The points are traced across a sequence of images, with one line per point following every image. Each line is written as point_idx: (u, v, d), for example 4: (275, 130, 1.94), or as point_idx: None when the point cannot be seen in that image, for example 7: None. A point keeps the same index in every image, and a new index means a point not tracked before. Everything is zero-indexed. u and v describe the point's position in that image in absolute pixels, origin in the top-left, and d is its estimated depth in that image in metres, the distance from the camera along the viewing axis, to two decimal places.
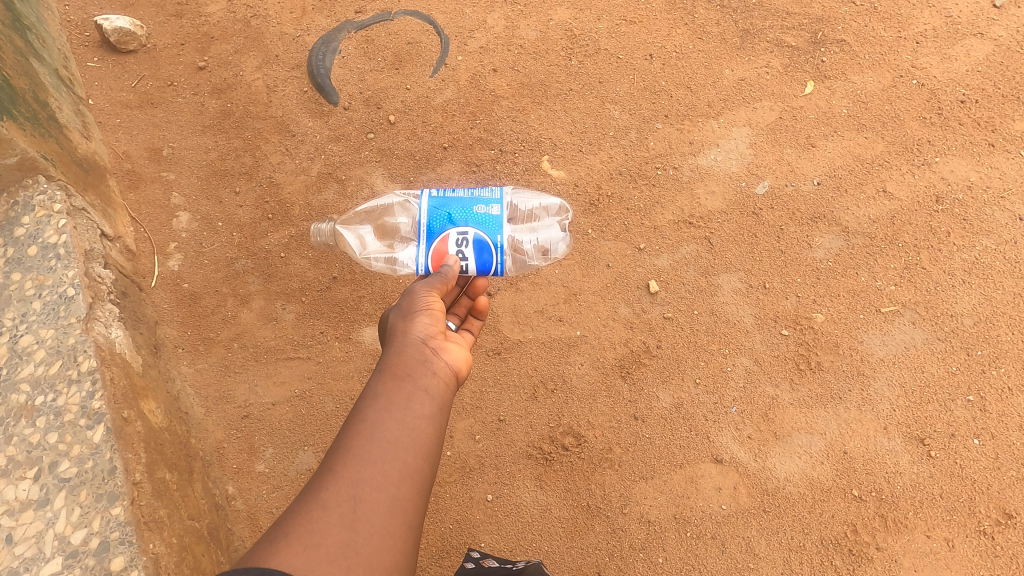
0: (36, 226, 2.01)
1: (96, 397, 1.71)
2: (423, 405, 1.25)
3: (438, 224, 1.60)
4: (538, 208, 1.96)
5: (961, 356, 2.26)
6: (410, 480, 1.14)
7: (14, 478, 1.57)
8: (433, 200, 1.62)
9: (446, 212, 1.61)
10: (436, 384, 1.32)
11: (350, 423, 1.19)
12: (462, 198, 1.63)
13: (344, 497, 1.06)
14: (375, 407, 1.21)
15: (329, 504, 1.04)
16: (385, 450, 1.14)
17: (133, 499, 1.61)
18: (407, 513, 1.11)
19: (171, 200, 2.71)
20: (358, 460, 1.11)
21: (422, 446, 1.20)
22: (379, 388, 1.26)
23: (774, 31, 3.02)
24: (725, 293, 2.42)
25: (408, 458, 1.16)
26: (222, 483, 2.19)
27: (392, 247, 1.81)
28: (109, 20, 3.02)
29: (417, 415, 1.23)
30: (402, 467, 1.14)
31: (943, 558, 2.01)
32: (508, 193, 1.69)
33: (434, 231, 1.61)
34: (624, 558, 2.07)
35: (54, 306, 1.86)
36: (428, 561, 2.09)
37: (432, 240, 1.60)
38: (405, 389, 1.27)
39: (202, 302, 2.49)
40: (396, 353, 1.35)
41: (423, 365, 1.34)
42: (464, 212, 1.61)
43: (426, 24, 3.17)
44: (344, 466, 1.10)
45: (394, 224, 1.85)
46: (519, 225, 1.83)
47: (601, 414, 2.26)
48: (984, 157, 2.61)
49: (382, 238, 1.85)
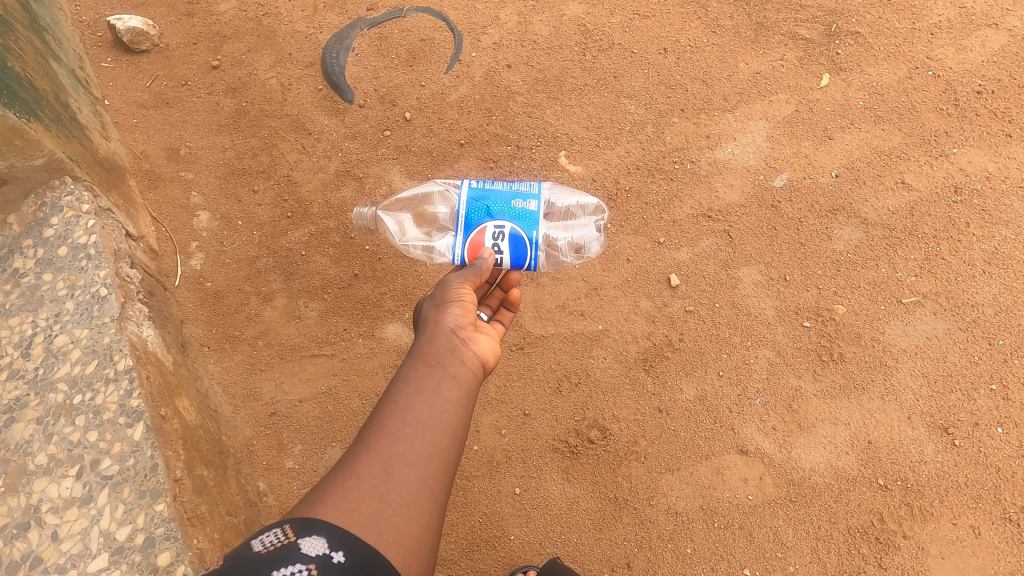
0: (64, 227, 2.02)
1: (134, 396, 1.73)
2: (451, 390, 1.26)
3: (476, 216, 1.63)
4: (574, 208, 2.04)
5: (983, 346, 2.28)
6: (438, 459, 1.15)
7: (56, 476, 1.58)
8: (473, 191, 1.65)
9: (485, 205, 1.63)
10: (464, 372, 1.33)
11: (383, 403, 1.21)
12: (501, 191, 1.65)
13: (376, 469, 1.08)
14: (406, 390, 1.22)
15: (362, 475, 1.06)
16: (415, 430, 1.16)
17: (175, 495, 1.63)
18: (435, 490, 1.12)
19: (191, 200, 2.72)
20: (390, 436, 1.13)
21: (450, 428, 1.21)
22: (410, 372, 1.27)
23: (789, 24, 3.03)
24: (747, 285, 2.44)
25: (437, 438, 1.17)
26: (253, 479, 2.20)
27: (430, 234, 1.90)
28: (122, 20, 3.03)
29: (446, 400, 1.24)
30: (431, 446, 1.16)
31: (969, 545, 2.03)
32: (546, 188, 1.71)
33: (472, 223, 1.64)
34: (653, 549, 2.09)
35: (88, 306, 1.88)
36: (459, 554, 2.12)
37: (470, 231, 1.63)
38: (435, 374, 1.28)
39: (225, 301, 2.51)
40: (427, 341, 1.36)
41: (452, 354, 1.35)
42: (503, 205, 1.63)
43: (439, 21, 3.17)
44: (377, 441, 1.12)
45: (433, 213, 1.95)
46: (554, 223, 1.90)
47: (625, 407, 2.28)
48: (1001, 147, 2.62)
49: (421, 225, 1.94)
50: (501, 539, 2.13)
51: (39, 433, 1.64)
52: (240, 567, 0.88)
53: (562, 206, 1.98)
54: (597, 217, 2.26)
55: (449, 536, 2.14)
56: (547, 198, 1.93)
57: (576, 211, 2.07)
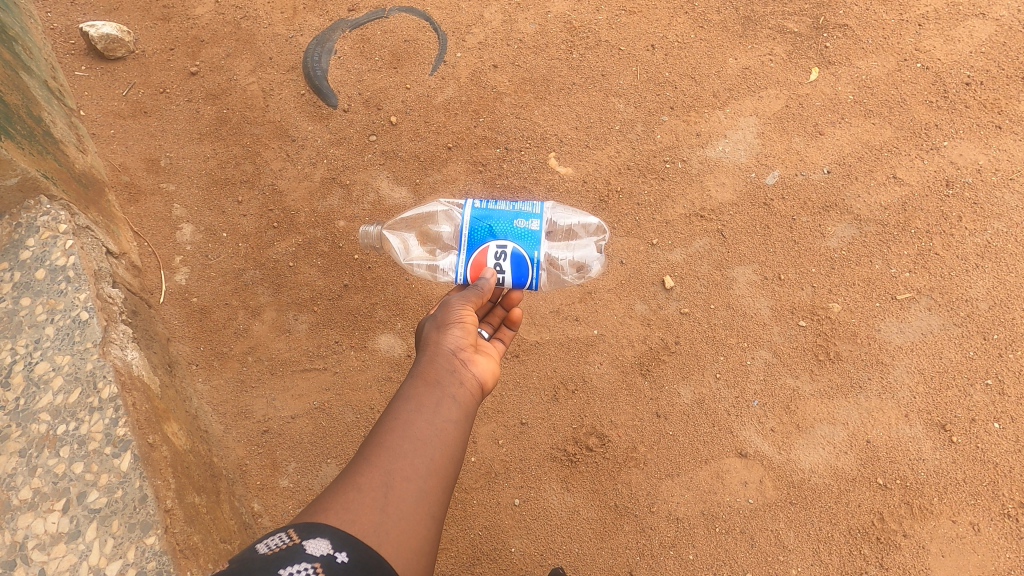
0: (41, 248, 1.95)
1: (121, 424, 1.69)
2: (451, 410, 1.23)
3: (478, 236, 1.60)
4: (575, 227, 2.07)
5: (978, 341, 2.28)
6: (437, 476, 1.12)
7: (41, 511, 1.55)
8: (476, 211, 1.62)
9: (488, 225, 1.60)
10: (464, 393, 1.29)
11: (383, 420, 1.17)
12: (503, 211, 1.61)
13: (376, 482, 1.05)
14: (407, 407, 1.19)
15: (363, 487, 1.03)
16: (416, 446, 1.12)
17: (166, 526, 1.60)
18: (433, 506, 1.08)
19: (173, 212, 2.65)
20: (390, 452, 1.10)
21: (449, 446, 1.17)
22: (410, 390, 1.24)
23: (776, 17, 2.99)
24: (741, 285, 2.42)
25: (436, 454, 1.14)
26: (247, 500, 2.16)
27: (434, 253, 1.89)
28: (95, 27, 2.93)
29: (446, 419, 1.20)
30: (430, 462, 1.12)
31: (969, 542, 2.03)
32: (549, 206, 1.66)
33: (474, 243, 1.61)
34: (655, 557, 2.08)
35: (69, 332, 1.82)
36: (459, 568, 2.09)
37: (472, 251, 1.60)
38: (436, 393, 1.24)
39: (213, 316, 2.45)
40: (427, 361, 1.33)
41: (452, 375, 1.31)
42: (506, 226, 1.60)
43: (422, 21, 3.10)
44: (377, 455, 1.09)
45: (437, 232, 1.94)
46: (556, 242, 1.92)
47: (623, 413, 2.25)
48: (992, 139, 2.61)
49: (424, 243, 1.93)
50: (502, 552, 2.11)
51: (23, 466, 1.60)
52: (245, 568, 0.86)
53: (564, 226, 2.02)
54: (599, 236, 2.28)
55: (449, 550, 2.12)
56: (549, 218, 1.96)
57: (578, 230, 2.10)
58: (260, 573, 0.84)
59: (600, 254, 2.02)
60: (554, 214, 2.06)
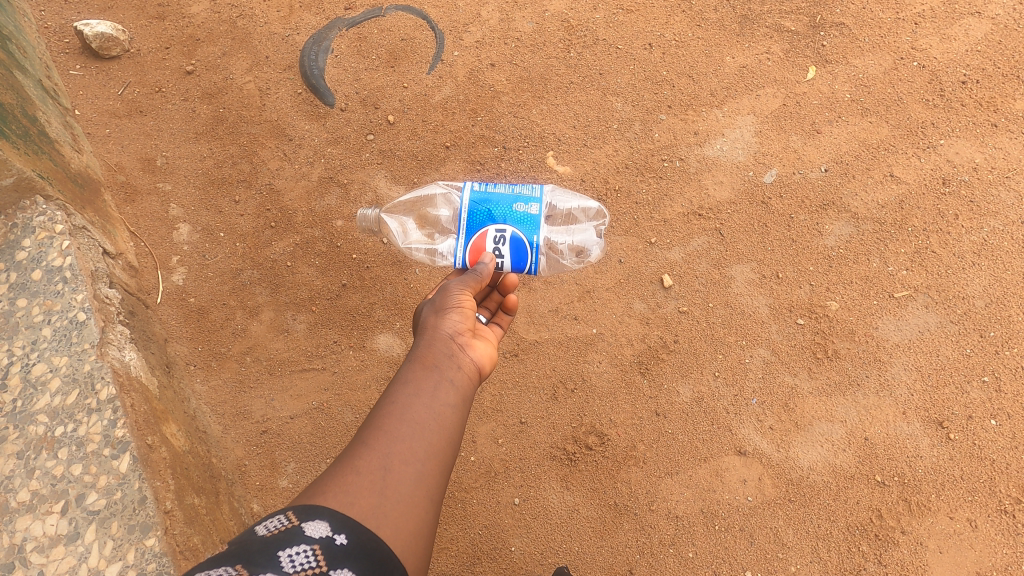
0: (38, 248, 1.94)
1: (119, 425, 1.68)
2: (449, 394, 1.22)
3: (477, 219, 1.61)
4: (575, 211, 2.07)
5: (975, 338, 2.29)
6: (435, 459, 1.11)
7: (40, 513, 1.55)
8: (474, 195, 1.62)
9: (486, 209, 1.60)
10: (462, 377, 1.29)
11: (381, 404, 1.17)
12: (502, 195, 1.61)
13: (375, 465, 1.04)
14: (404, 391, 1.18)
15: (361, 471, 1.03)
16: (414, 430, 1.12)
17: (166, 528, 1.59)
18: (431, 490, 1.08)
19: (170, 212, 2.64)
20: (388, 435, 1.09)
21: (448, 431, 1.17)
22: (409, 374, 1.23)
23: (773, 15, 3.00)
24: (739, 284, 2.42)
25: (434, 438, 1.13)
26: (247, 501, 2.16)
27: (432, 237, 1.89)
28: (90, 25, 2.91)
29: (444, 403, 1.20)
30: (428, 445, 1.12)
31: (967, 539, 2.05)
32: (548, 190, 1.66)
33: (473, 226, 1.61)
34: (655, 555, 2.08)
35: (66, 333, 1.81)
36: (459, 568, 2.10)
37: (471, 234, 1.61)
38: (433, 377, 1.23)
39: (210, 316, 2.44)
40: (425, 345, 1.32)
41: (450, 359, 1.30)
42: (505, 210, 1.60)
43: (419, 19, 3.09)
44: (376, 438, 1.09)
45: (435, 216, 1.94)
46: (556, 226, 1.93)
47: (623, 412, 2.26)
48: (987, 137, 2.62)
49: (422, 227, 1.93)
50: (503, 551, 2.11)
51: (20, 468, 1.60)
52: (245, 550, 0.86)
53: (564, 210, 2.02)
54: (598, 221, 2.28)
55: (450, 550, 2.12)
56: (549, 202, 1.96)
57: (578, 215, 2.10)
58: (260, 556, 0.84)
59: (600, 238, 2.03)
60: (554, 197, 2.06)
